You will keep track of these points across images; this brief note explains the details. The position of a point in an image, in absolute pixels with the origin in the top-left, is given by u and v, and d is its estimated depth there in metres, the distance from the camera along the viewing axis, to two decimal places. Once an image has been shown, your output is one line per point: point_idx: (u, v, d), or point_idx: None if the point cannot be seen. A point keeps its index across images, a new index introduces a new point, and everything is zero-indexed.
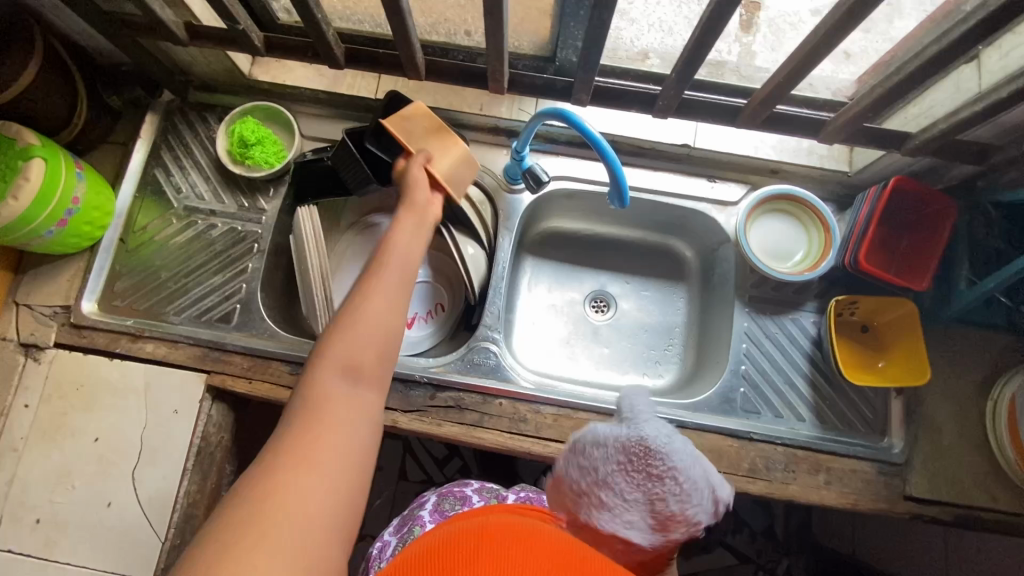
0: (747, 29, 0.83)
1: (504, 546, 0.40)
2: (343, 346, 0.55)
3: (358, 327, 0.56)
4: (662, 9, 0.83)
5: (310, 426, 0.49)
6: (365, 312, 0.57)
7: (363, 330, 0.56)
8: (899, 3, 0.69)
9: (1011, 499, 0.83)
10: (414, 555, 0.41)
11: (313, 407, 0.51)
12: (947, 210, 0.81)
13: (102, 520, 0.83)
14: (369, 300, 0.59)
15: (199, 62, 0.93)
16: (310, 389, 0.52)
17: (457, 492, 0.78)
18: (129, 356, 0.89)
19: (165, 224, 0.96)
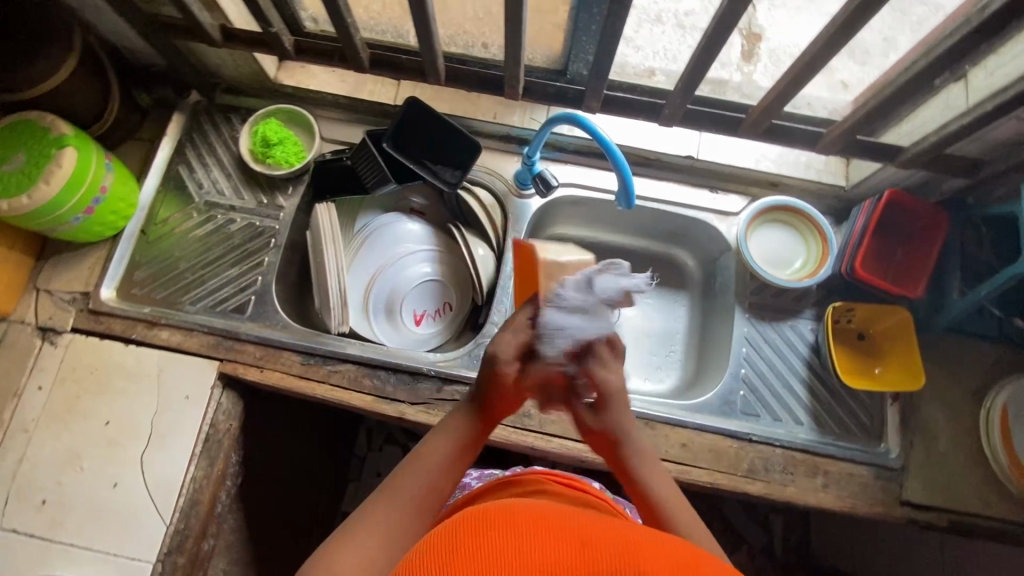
0: (749, 58, 0.88)
1: (561, 536, 0.42)
2: (407, 482, 0.58)
3: (419, 475, 0.59)
4: (666, 37, 0.85)
5: (360, 538, 0.54)
6: (429, 460, 0.60)
7: (422, 473, 0.59)
8: (894, 37, 0.74)
9: (1005, 506, 0.84)
10: (469, 535, 0.43)
11: (364, 523, 0.55)
12: (940, 224, 0.84)
13: (109, 503, 0.84)
14: (437, 444, 0.61)
15: (227, 64, 0.98)
16: (369, 506, 0.56)
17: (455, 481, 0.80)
18: (144, 342, 0.91)
19: (185, 218, 0.99)
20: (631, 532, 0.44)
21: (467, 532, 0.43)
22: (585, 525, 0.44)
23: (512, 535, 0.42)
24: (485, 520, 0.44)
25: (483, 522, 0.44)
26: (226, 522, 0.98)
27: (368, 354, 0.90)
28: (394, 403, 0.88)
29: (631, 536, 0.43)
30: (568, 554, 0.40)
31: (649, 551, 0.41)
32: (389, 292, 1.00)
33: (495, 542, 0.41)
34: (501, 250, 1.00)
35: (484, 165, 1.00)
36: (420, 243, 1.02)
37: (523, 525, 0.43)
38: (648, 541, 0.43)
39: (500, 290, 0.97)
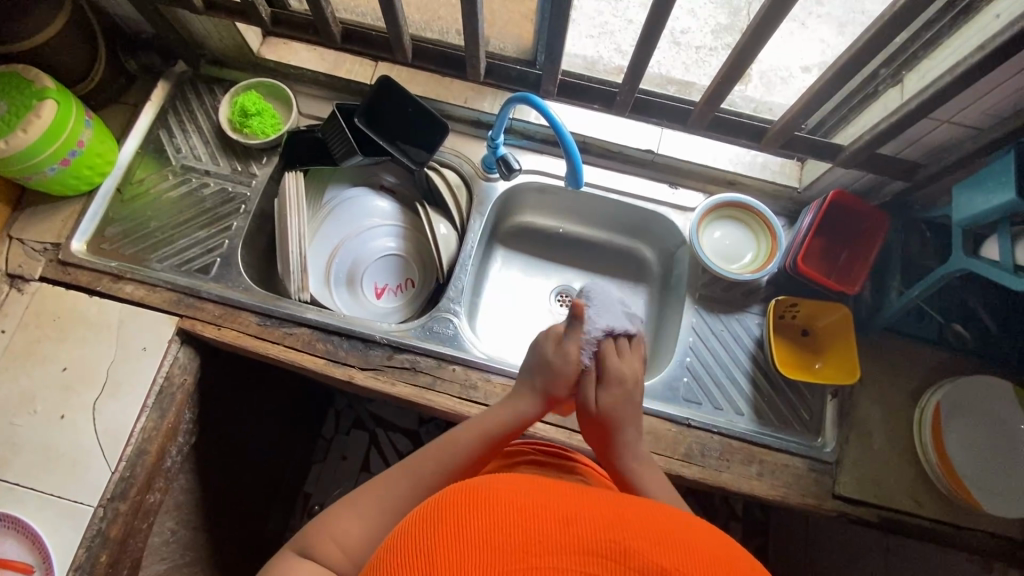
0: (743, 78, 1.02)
1: (567, 509, 0.42)
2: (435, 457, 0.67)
3: (442, 459, 0.67)
4: None
5: (381, 488, 0.63)
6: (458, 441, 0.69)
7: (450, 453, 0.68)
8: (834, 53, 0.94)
9: (934, 504, 0.86)
10: (468, 498, 0.43)
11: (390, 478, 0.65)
12: (879, 224, 0.88)
13: (58, 446, 0.86)
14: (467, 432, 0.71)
15: (213, 36, 1.02)
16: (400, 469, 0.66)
17: None
18: (108, 295, 0.94)
19: (161, 179, 1.03)
20: (617, 502, 0.44)
21: (445, 517, 0.41)
22: (572, 498, 0.44)
23: (494, 518, 0.41)
24: (464, 500, 0.43)
25: (464, 507, 0.42)
26: (176, 481, 0.99)
27: (324, 319, 0.92)
28: (345, 367, 0.90)
29: (618, 510, 0.43)
30: (556, 537, 0.39)
31: (637, 527, 0.41)
32: (351, 263, 1.04)
33: (476, 526, 0.40)
34: (463, 229, 1.03)
35: (452, 148, 1.04)
36: (387, 219, 1.07)
37: (506, 504, 0.42)
38: (636, 515, 0.43)
39: (459, 268, 0.99)
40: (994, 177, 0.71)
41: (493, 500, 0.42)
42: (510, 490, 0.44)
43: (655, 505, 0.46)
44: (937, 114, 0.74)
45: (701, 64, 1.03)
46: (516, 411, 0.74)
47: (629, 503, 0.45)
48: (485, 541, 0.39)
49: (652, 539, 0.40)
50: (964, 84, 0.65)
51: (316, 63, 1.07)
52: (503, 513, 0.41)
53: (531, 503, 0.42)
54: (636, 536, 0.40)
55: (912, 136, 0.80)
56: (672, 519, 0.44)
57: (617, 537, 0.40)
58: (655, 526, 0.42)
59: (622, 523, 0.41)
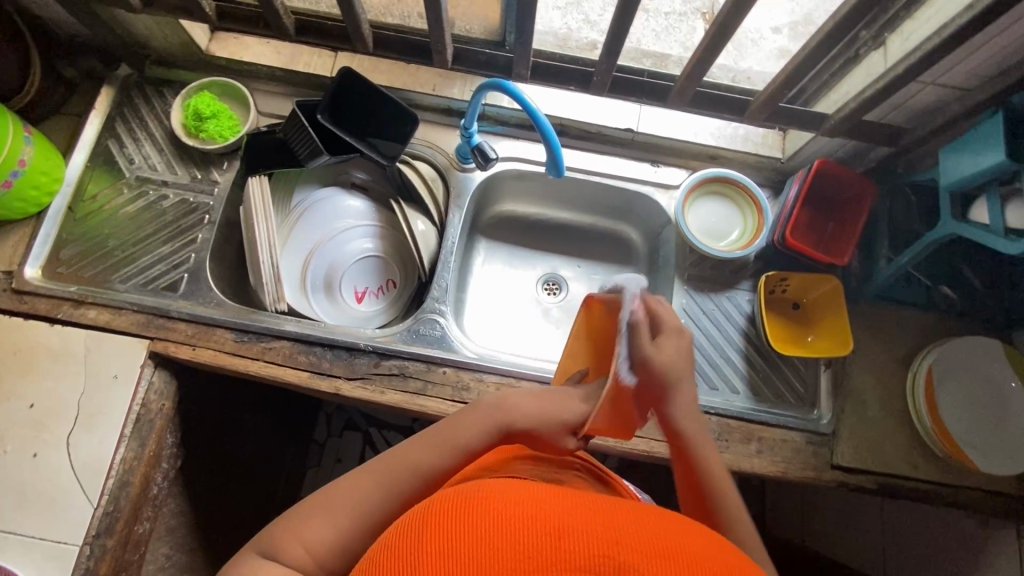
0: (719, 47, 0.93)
1: (559, 518, 0.40)
2: (421, 452, 0.62)
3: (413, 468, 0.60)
4: None
5: (362, 479, 0.59)
6: (447, 435, 0.64)
7: (435, 449, 0.62)
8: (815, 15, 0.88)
9: (929, 467, 0.87)
10: (458, 507, 0.42)
11: (378, 466, 0.60)
12: (866, 192, 0.86)
13: (35, 484, 0.82)
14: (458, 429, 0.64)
15: (155, 35, 0.95)
16: (391, 456, 0.62)
17: None
18: (71, 322, 0.88)
19: (115, 194, 0.96)
20: (610, 509, 0.43)
21: (434, 527, 0.40)
22: (567, 506, 0.42)
23: (484, 531, 0.39)
24: (450, 513, 0.41)
25: (450, 521, 0.40)
26: (165, 507, 0.96)
27: (304, 330, 0.89)
28: (330, 378, 0.87)
29: (611, 518, 0.41)
30: (545, 552, 0.37)
31: (632, 538, 0.39)
32: (328, 268, 1.00)
33: (465, 536, 0.39)
34: (443, 224, 0.99)
35: (424, 140, 0.99)
36: (361, 218, 1.02)
37: (494, 518, 0.40)
38: (631, 523, 0.41)
39: (441, 266, 0.96)
40: (980, 139, 0.70)
41: (479, 514, 0.40)
42: (497, 502, 0.42)
43: (650, 509, 0.45)
44: (923, 77, 0.72)
45: (672, 30, 0.99)
46: (499, 418, 0.65)
47: (622, 508, 0.43)
48: (471, 561, 0.37)
49: (646, 551, 0.38)
50: (952, 46, 0.63)
51: (271, 57, 1.00)
52: (491, 529, 0.39)
53: (521, 514, 0.40)
54: (629, 550, 0.38)
55: (896, 100, 0.78)
56: (670, 527, 0.42)
57: (609, 552, 0.38)
58: (648, 534, 0.40)
59: (614, 535, 0.39)
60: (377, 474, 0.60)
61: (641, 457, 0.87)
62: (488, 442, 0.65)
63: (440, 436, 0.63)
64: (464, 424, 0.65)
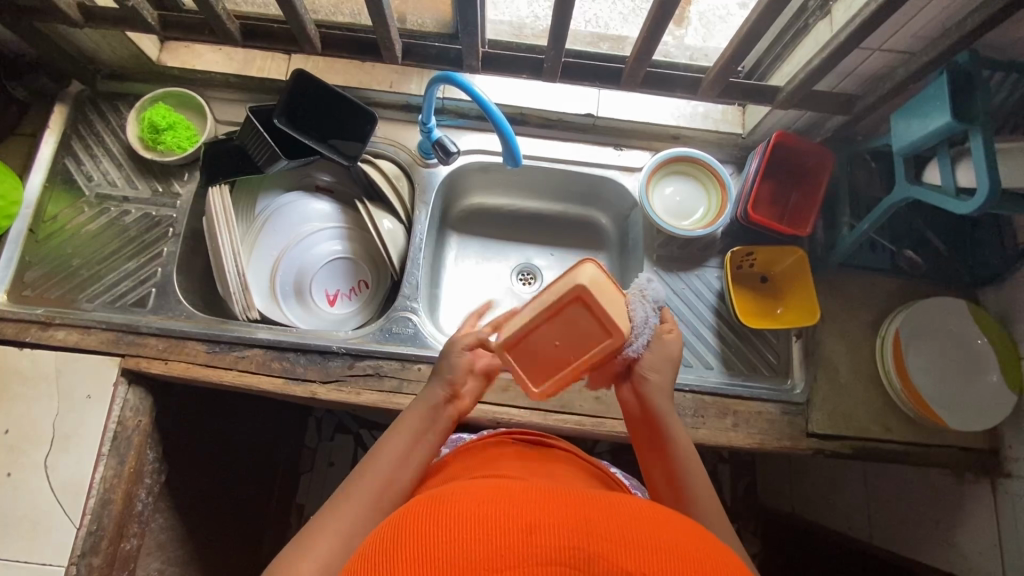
0: (680, 23, 0.90)
1: (531, 514, 0.41)
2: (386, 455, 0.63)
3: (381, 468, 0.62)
4: (595, 6, 0.95)
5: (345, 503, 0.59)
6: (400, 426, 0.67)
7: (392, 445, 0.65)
8: None
9: (902, 428, 0.88)
10: (431, 513, 0.42)
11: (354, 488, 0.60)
12: (824, 161, 0.87)
13: (15, 508, 0.81)
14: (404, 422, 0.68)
15: (103, 49, 0.93)
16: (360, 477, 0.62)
17: None
18: (39, 344, 0.87)
19: (76, 213, 0.95)
20: (583, 502, 0.43)
21: (407, 532, 0.41)
22: (540, 501, 0.43)
23: (456, 534, 0.39)
24: (426, 517, 0.42)
25: (424, 523, 0.41)
26: (152, 522, 0.96)
27: (276, 337, 0.89)
28: (306, 383, 0.87)
29: (583, 511, 0.42)
30: (519, 550, 0.38)
31: (604, 528, 0.40)
32: (297, 273, 0.99)
33: (438, 540, 0.39)
34: (410, 222, 0.98)
35: (385, 138, 0.99)
36: (328, 221, 1.02)
37: (467, 518, 0.40)
38: (604, 513, 0.42)
39: (410, 263, 0.96)
40: (928, 101, 0.70)
41: (454, 517, 0.41)
42: (470, 505, 0.42)
43: (626, 499, 0.45)
44: (869, 43, 0.73)
45: (638, 11, 0.93)
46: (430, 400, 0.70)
47: (597, 500, 0.44)
48: (444, 563, 0.37)
49: (618, 540, 0.39)
50: (889, 10, 0.64)
51: (224, 64, 0.99)
52: (463, 531, 0.39)
53: (494, 515, 0.40)
54: (602, 540, 0.39)
55: (846, 68, 0.79)
56: (646, 514, 0.43)
57: (582, 544, 0.38)
58: (622, 522, 0.41)
59: (587, 527, 0.40)
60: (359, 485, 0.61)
61: (619, 439, 0.88)
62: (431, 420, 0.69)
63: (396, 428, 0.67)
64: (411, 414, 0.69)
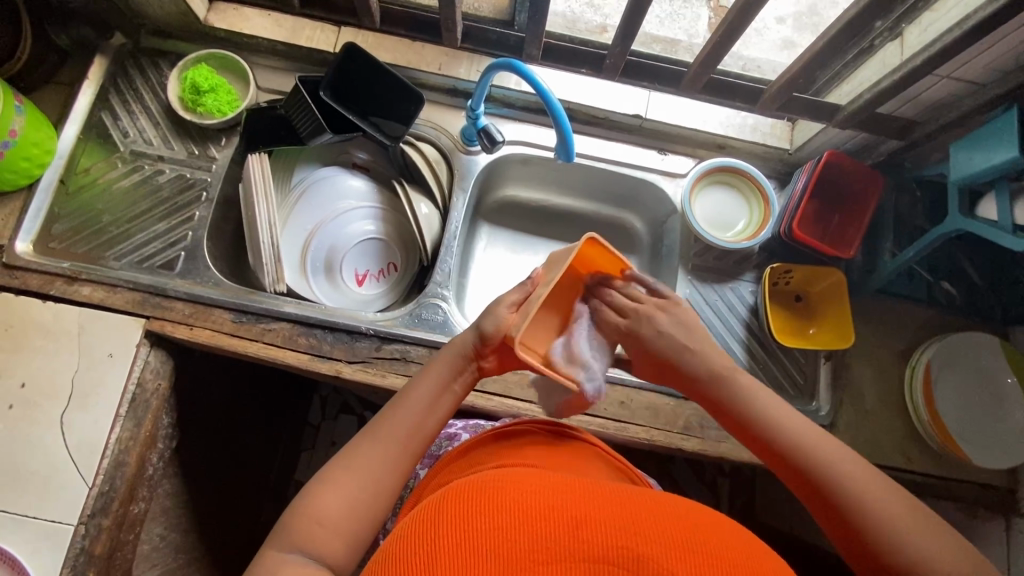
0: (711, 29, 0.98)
1: (575, 510, 0.41)
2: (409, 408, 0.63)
3: (399, 421, 0.62)
4: None
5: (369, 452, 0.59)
6: (419, 383, 0.66)
7: (413, 401, 0.64)
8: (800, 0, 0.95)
9: (923, 459, 0.88)
10: (473, 502, 0.43)
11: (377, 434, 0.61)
12: (875, 186, 0.86)
13: (28, 462, 0.80)
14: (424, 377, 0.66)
15: (152, 3, 0.91)
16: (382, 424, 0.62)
17: (445, 432, 0.82)
18: (64, 299, 0.86)
19: (109, 168, 0.94)
20: (628, 502, 0.43)
21: (449, 522, 0.41)
22: (582, 498, 0.43)
23: (501, 526, 0.40)
24: (467, 507, 0.42)
25: (467, 513, 0.41)
26: (160, 488, 0.94)
27: (304, 313, 0.87)
28: (330, 361, 0.86)
29: (632, 510, 0.42)
30: (566, 543, 0.38)
31: (650, 528, 0.40)
32: (328, 250, 0.98)
33: (482, 532, 0.40)
34: (446, 208, 0.97)
35: (428, 120, 0.97)
36: (361, 200, 1.01)
37: (513, 509, 0.41)
38: (647, 511, 0.42)
39: (444, 250, 0.94)
40: (994, 135, 0.69)
41: (501, 506, 0.42)
42: (517, 496, 0.43)
43: (672, 501, 0.45)
44: (940, 71, 0.71)
45: (676, 17, 0.99)
46: (462, 356, 0.68)
47: (643, 501, 0.44)
48: (490, 548, 0.38)
49: (664, 541, 0.39)
50: (972, 38, 0.63)
51: (271, 30, 0.96)
52: (508, 520, 0.40)
53: (539, 510, 0.41)
54: (649, 540, 0.39)
55: (909, 94, 0.77)
56: (690, 516, 0.43)
57: (628, 543, 0.39)
58: (666, 523, 0.41)
59: (633, 527, 0.40)
60: (373, 435, 0.61)
61: (640, 445, 0.88)
62: (463, 369, 0.68)
63: (427, 372, 0.66)
64: (443, 358, 0.68)
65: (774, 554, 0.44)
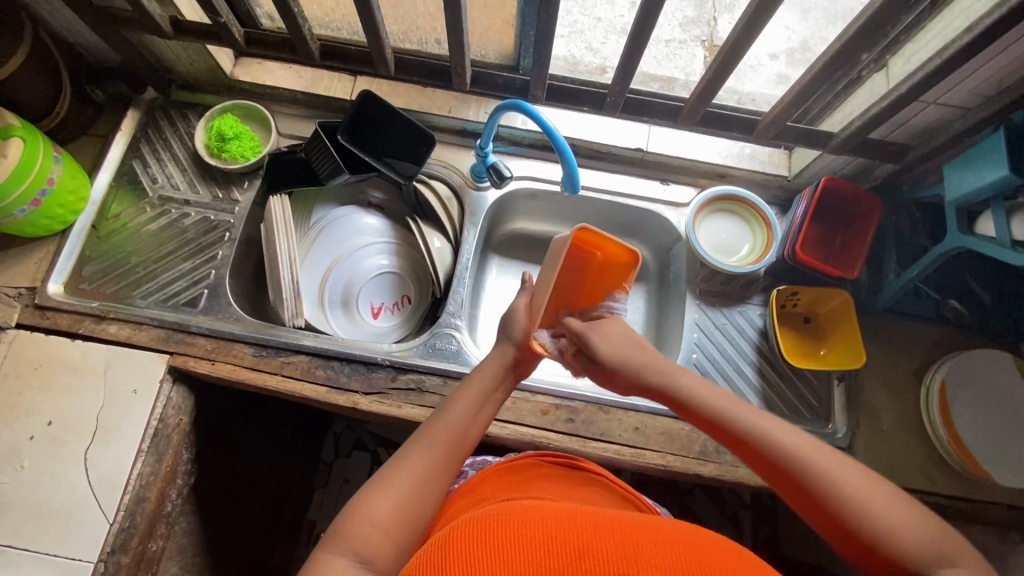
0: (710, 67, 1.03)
1: (580, 541, 0.42)
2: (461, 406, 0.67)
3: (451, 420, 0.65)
4: None
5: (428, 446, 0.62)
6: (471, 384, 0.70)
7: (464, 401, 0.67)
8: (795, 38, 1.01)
9: (947, 481, 0.86)
10: (476, 535, 0.44)
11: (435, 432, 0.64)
12: (873, 209, 0.88)
13: (52, 499, 0.81)
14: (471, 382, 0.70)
15: (182, 60, 0.98)
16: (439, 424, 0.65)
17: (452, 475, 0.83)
18: (92, 337, 0.89)
19: (138, 213, 0.99)
20: (631, 530, 0.44)
21: (454, 555, 0.42)
22: (581, 527, 0.44)
23: (505, 557, 0.41)
24: (471, 541, 0.43)
25: (472, 547, 0.42)
26: (178, 525, 0.94)
27: (322, 345, 0.90)
28: (348, 393, 0.87)
29: (633, 538, 0.43)
30: (569, 571, 0.39)
31: (653, 555, 0.41)
32: (344, 284, 1.02)
33: (486, 563, 0.40)
34: (458, 241, 1.01)
35: (440, 159, 1.02)
36: (377, 236, 1.05)
37: (519, 541, 0.42)
38: (651, 539, 0.43)
39: (456, 281, 0.97)
40: (984, 156, 0.72)
41: (504, 539, 0.43)
42: (520, 528, 0.44)
43: (680, 528, 0.46)
44: (925, 97, 0.75)
45: (676, 57, 1.05)
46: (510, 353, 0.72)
47: (649, 529, 0.45)
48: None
49: (669, 567, 0.40)
50: (950, 68, 0.67)
51: (292, 81, 1.04)
52: (511, 552, 0.41)
53: (543, 539, 0.42)
54: (651, 568, 0.39)
55: (898, 120, 0.81)
56: (698, 541, 0.44)
57: (631, 570, 0.39)
58: (672, 550, 0.42)
59: (637, 553, 0.41)
60: (422, 444, 0.63)
61: (656, 471, 0.87)
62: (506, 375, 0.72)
63: (474, 378, 0.71)
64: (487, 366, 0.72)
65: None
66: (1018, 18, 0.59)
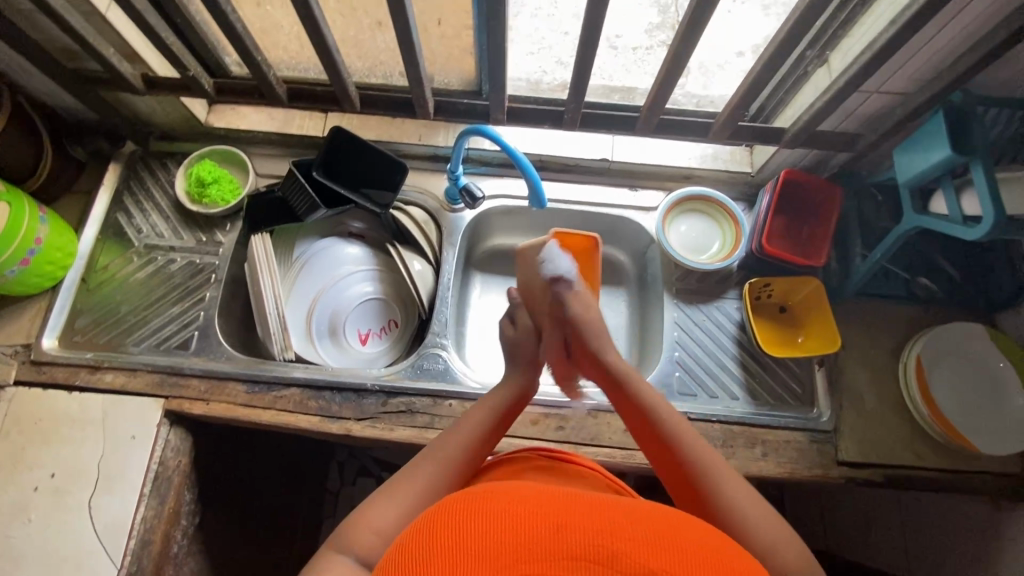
0: None
1: (559, 515, 0.44)
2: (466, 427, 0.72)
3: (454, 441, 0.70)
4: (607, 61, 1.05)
5: (429, 462, 0.67)
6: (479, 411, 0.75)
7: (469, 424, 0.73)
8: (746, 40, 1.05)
9: (933, 454, 0.88)
10: (460, 511, 0.45)
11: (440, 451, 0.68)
12: (833, 198, 0.92)
13: (59, 549, 0.83)
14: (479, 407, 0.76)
15: (157, 112, 1.02)
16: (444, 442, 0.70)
17: None
18: (88, 387, 0.91)
19: (125, 263, 1.01)
20: (607, 506, 0.46)
21: (437, 533, 0.44)
22: (559, 502, 0.46)
23: (486, 531, 0.42)
24: (454, 518, 0.45)
25: (455, 523, 0.44)
26: (185, 566, 0.96)
27: (312, 376, 0.92)
28: (341, 421, 0.89)
29: (610, 514, 0.45)
30: (546, 546, 0.41)
31: (628, 530, 0.43)
32: (331, 315, 1.04)
33: (468, 538, 0.42)
34: (438, 262, 1.03)
35: (414, 185, 1.06)
36: (360, 265, 1.08)
37: (501, 515, 0.44)
38: (627, 514, 0.45)
39: (439, 301, 1.00)
40: (927, 137, 0.75)
41: (486, 514, 0.44)
42: (502, 503, 0.45)
43: (654, 506, 0.48)
44: (869, 86, 0.79)
45: (638, 64, 1.08)
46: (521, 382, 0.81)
47: (625, 505, 0.47)
48: (476, 551, 0.41)
49: (641, 540, 0.42)
50: (882, 60, 0.70)
51: (265, 123, 1.08)
52: (492, 527, 0.43)
53: (523, 514, 0.44)
54: (625, 540, 0.42)
55: (847, 109, 0.85)
56: (669, 517, 0.46)
57: (605, 541, 0.41)
58: (645, 525, 0.44)
59: (612, 526, 0.43)
60: (426, 458, 0.68)
61: (648, 470, 0.89)
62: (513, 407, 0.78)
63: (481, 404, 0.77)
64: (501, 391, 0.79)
65: (748, 554, 0.46)
66: (933, 10, 0.63)
